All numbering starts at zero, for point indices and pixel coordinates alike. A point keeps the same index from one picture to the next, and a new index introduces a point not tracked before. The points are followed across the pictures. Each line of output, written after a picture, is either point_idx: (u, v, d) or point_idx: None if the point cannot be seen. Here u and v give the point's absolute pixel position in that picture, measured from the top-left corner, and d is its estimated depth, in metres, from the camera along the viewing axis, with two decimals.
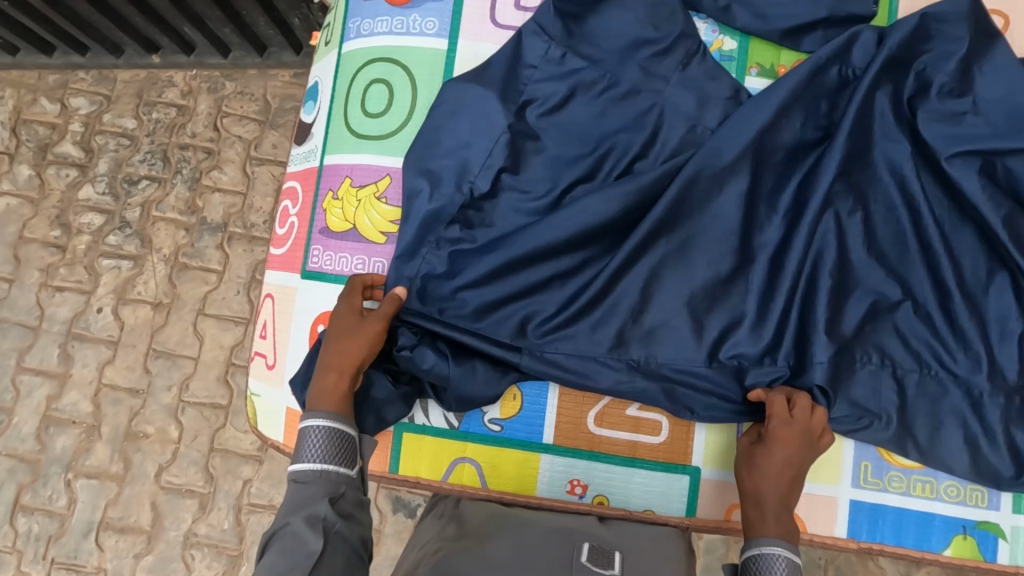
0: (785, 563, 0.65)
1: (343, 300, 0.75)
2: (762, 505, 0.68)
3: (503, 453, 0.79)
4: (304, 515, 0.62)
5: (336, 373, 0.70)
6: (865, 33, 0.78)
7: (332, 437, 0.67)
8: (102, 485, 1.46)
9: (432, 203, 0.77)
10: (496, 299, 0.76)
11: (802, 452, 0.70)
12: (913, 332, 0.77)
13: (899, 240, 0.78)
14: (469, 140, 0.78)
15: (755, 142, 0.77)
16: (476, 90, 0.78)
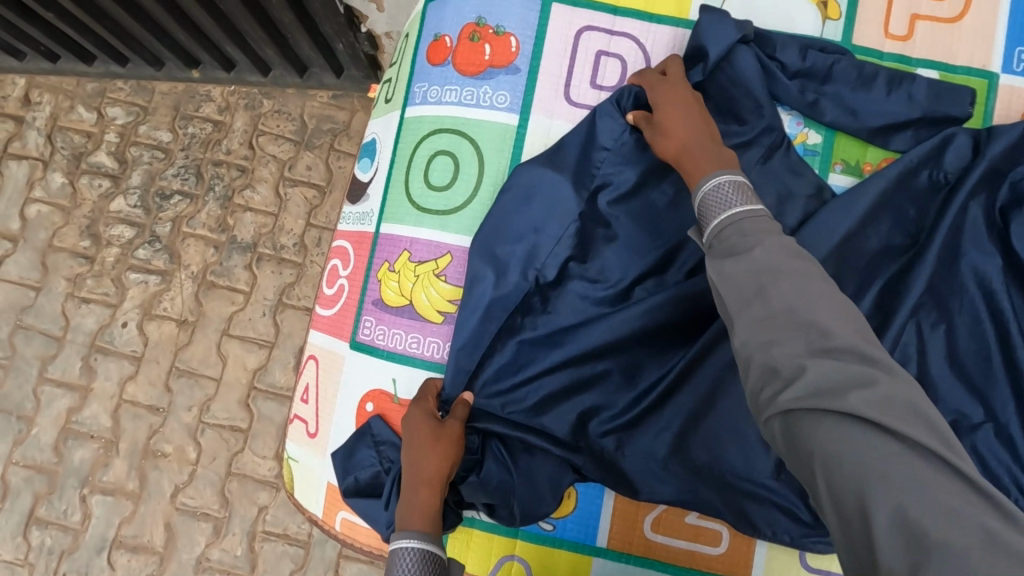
0: (732, 185, 0.59)
1: (411, 407, 0.73)
2: (691, 152, 0.66)
3: (554, 553, 0.76)
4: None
5: (419, 490, 0.69)
6: (961, 137, 0.75)
7: (424, 561, 0.64)
8: (117, 502, 1.44)
9: (495, 290, 0.74)
10: (558, 394, 0.74)
11: (688, 96, 0.71)
12: (995, 455, 0.72)
13: (985, 355, 0.73)
14: (540, 226, 0.75)
15: (836, 245, 0.74)
16: (548, 173, 0.75)
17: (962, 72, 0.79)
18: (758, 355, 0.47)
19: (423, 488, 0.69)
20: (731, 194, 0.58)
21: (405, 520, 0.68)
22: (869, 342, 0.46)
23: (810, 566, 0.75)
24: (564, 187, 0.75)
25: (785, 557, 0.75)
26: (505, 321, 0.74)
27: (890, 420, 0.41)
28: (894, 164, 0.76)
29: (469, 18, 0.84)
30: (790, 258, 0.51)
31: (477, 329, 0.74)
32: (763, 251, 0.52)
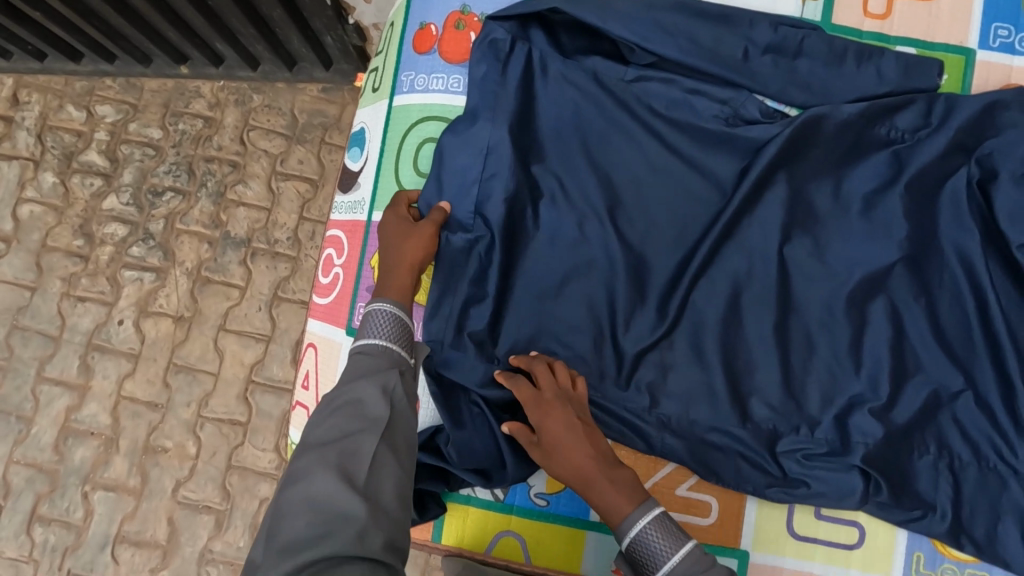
0: (654, 523, 0.65)
1: (388, 214, 0.79)
2: (595, 483, 0.66)
3: (549, 528, 0.77)
4: (371, 382, 0.65)
5: (396, 272, 0.74)
6: (918, 101, 0.75)
7: (396, 320, 0.70)
8: (119, 498, 1.45)
9: (460, 247, 0.77)
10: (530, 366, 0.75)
11: (564, 410, 0.69)
12: (972, 422, 0.75)
13: (965, 326, 0.75)
14: (493, 177, 0.77)
15: (811, 222, 0.76)
16: (487, 125, 0.78)
17: (940, 49, 0.80)
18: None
19: (399, 270, 0.74)
20: (659, 540, 0.64)
21: (383, 292, 0.73)
22: None
23: (799, 534, 0.77)
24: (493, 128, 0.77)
25: (773, 522, 0.77)
26: (476, 284, 0.76)
27: None
28: (823, 105, 0.77)
29: (454, 7, 0.87)
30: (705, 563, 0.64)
31: (462, 305, 0.76)
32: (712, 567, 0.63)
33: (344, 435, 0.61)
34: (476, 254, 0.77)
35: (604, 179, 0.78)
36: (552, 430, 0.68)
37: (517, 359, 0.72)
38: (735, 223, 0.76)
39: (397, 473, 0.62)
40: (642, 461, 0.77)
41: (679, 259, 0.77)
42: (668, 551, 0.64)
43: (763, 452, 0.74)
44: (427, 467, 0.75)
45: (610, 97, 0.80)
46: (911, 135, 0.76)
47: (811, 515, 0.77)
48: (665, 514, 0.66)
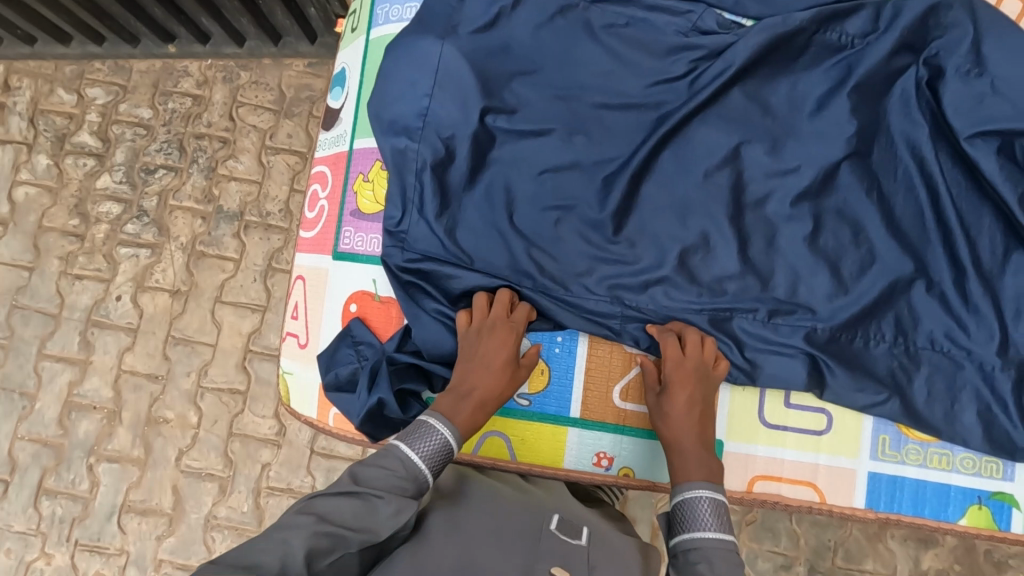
0: (710, 505, 0.68)
1: (500, 332, 0.76)
2: (683, 452, 0.73)
3: (533, 427, 0.81)
4: (394, 500, 0.64)
5: (473, 405, 0.75)
6: (866, 7, 0.80)
7: (444, 455, 0.71)
8: (124, 469, 1.49)
9: (419, 158, 0.80)
10: (507, 272, 0.80)
11: (693, 382, 0.75)
12: (928, 308, 0.79)
13: (919, 219, 0.80)
14: (462, 95, 0.80)
15: (768, 128, 0.81)
16: (435, 43, 0.81)
17: None
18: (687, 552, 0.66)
19: (470, 403, 0.74)
20: (708, 517, 0.68)
21: (449, 415, 0.73)
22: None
23: (769, 423, 0.81)
24: (454, 51, 0.80)
25: (743, 411, 0.81)
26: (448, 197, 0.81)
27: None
28: (776, 15, 0.81)
29: None
30: (732, 568, 0.64)
31: (427, 217, 0.80)
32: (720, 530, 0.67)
33: (342, 526, 0.60)
34: (426, 165, 0.80)
35: (571, 95, 0.82)
36: (676, 394, 0.75)
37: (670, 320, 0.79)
38: (695, 131, 0.81)
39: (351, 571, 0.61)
40: (618, 360, 0.81)
41: (645, 167, 0.81)
42: (709, 526, 0.67)
43: (724, 343, 0.79)
44: (405, 366, 0.81)
45: (575, 16, 0.82)
46: (861, 41, 0.80)
47: (781, 403, 0.81)
48: (723, 508, 0.69)
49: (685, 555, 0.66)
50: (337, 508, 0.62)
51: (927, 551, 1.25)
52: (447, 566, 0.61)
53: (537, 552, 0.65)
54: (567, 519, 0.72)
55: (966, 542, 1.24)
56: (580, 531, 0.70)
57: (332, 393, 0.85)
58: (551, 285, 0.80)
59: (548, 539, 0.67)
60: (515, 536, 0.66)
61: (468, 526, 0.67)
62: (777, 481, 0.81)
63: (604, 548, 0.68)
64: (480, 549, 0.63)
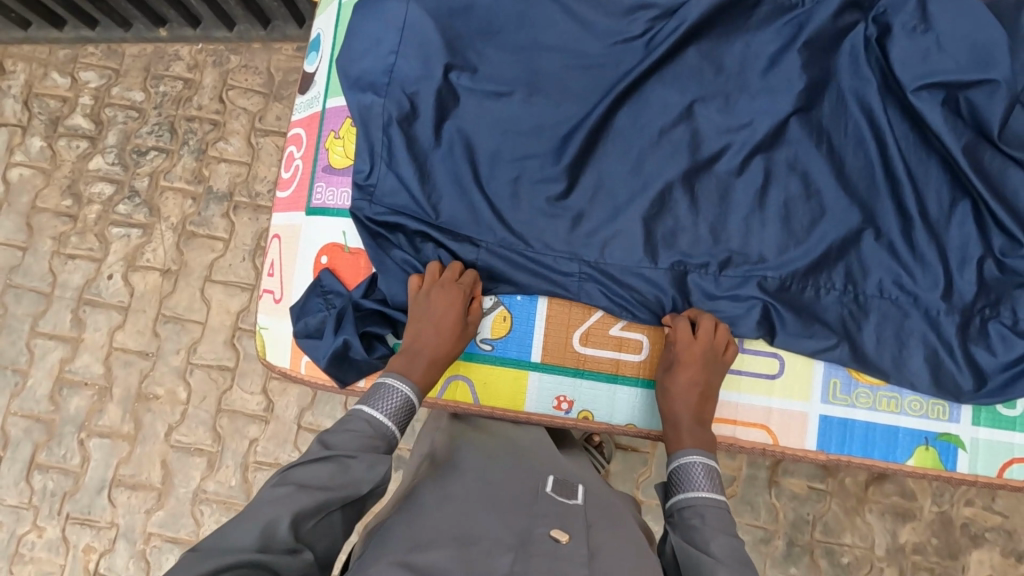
0: (704, 469, 0.70)
1: (451, 293, 0.79)
2: (678, 426, 0.75)
3: (495, 371, 0.84)
4: (367, 457, 0.68)
5: (428, 363, 0.78)
6: None
7: (406, 407, 0.74)
8: (114, 444, 1.52)
9: (384, 113, 0.83)
10: (470, 223, 0.82)
11: (697, 366, 0.77)
12: (878, 258, 0.82)
13: (868, 172, 0.83)
14: (426, 52, 0.83)
15: (723, 85, 0.83)
16: (401, 2, 0.84)
17: None
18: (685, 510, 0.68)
19: (425, 361, 0.77)
20: (702, 478, 0.70)
21: (405, 372, 0.77)
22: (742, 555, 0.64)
23: None
24: (419, 10, 0.83)
25: None
26: (412, 150, 0.83)
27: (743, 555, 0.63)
28: None
29: None
30: (725, 523, 0.66)
31: (394, 170, 0.83)
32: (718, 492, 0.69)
33: (322, 490, 0.64)
34: (392, 121, 0.83)
35: (533, 53, 0.85)
36: (681, 373, 0.78)
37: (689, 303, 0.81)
38: (653, 87, 0.84)
39: (336, 529, 0.65)
40: (577, 310, 0.84)
41: (605, 122, 0.83)
42: (702, 488, 0.69)
43: (678, 292, 0.82)
44: (371, 313, 0.85)
45: None
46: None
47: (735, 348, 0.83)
48: (715, 472, 0.71)
49: (679, 513, 0.68)
50: (315, 475, 0.65)
51: (905, 525, 1.27)
52: (446, 533, 0.61)
53: (534, 514, 0.65)
54: (562, 481, 0.73)
55: (944, 515, 1.26)
56: (576, 491, 0.72)
57: (302, 335, 0.88)
58: (512, 237, 0.82)
59: (544, 501, 0.68)
60: (512, 501, 0.67)
61: (464, 490, 0.69)
62: (731, 424, 0.83)
63: (597, 508, 0.70)
64: (477, 515, 0.64)
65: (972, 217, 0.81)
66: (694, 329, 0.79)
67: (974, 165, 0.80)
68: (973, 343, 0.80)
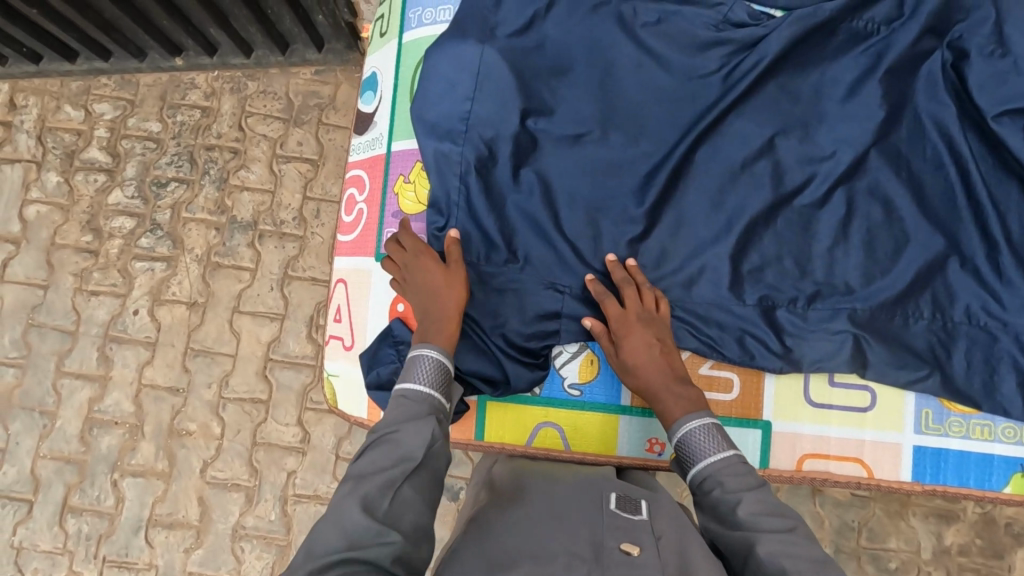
0: (702, 430, 0.69)
1: (422, 255, 0.78)
2: (657, 396, 0.74)
3: (584, 416, 0.82)
4: (411, 427, 0.66)
5: (439, 322, 0.74)
6: None
7: (439, 368, 0.71)
8: (148, 483, 1.48)
9: (461, 160, 0.81)
10: (552, 266, 0.81)
11: (646, 331, 0.75)
12: (963, 284, 0.81)
13: (949, 199, 0.82)
14: (503, 96, 0.81)
15: (799, 115, 0.83)
16: (475, 44, 0.82)
17: None
18: (703, 479, 0.68)
19: (437, 318, 0.74)
20: (707, 442, 0.69)
21: (427, 340, 0.73)
22: (777, 504, 0.65)
23: (815, 402, 0.82)
24: (493, 53, 0.81)
25: (793, 392, 0.82)
26: (488, 196, 0.81)
27: (777, 509, 0.64)
28: (806, 6, 0.82)
29: None
30: (745, 480, 0.67)
31: (471, 217, 0.81)
32: (733, 454, 0.68)
33: (381, 471, 0.63)
34: (470, 168, 0.81)
35: (608, 89, 0.83)
36: (629, 343, 0.75)
37: (613, 262, 0.79)
38: (730, 119, 0.83)
39: (419, 504, 0.63)
40: None
41: (685, 160, 0.82)
42: (711, 452, 0.69)
43: (767, 330, 0.80)
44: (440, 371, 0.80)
45: (608, 12, 0.84)
46: (886, 27, 0.82)
47: (824, 383, 0.82)
48: (715, 427, 0.71)
49: (699, 487, 0.68)
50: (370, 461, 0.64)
51: (949, 527, 1.27)
52: (520, 553, 0.60)
53: (603, 526, 0.63)
54: (625, 496, 0.70)
55: (986, 515, 1.26)
56: (639, 505, 0.68)
57: (372, 389, 0.86)
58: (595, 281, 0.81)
59: (611, 516, 0.65)
60: (576, 515, 0.65)
61: (524, 515, 0.66)
62: (825, 459, 0.82)
63: (666, 517, 0.66)
64: (544, 534, 0.62)
65: None
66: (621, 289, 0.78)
67: None
68: None
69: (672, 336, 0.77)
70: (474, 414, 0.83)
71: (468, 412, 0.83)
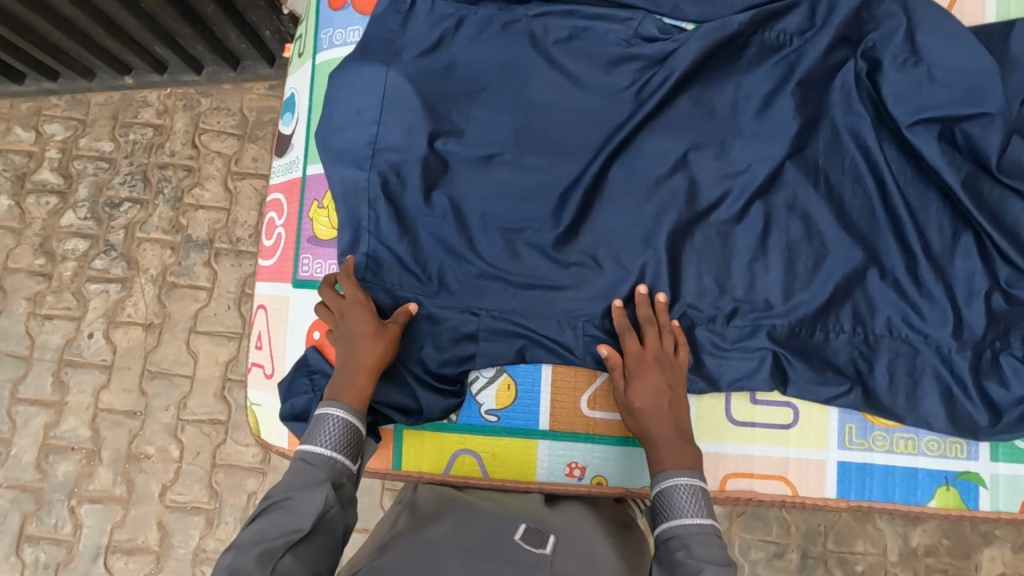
0: (687, 491, 0.67)
1: (353, 307, 0.76)
2: (653, 442, 0.71)
3: (502, 442, 0.81)
4: (302, 495, 0.66)
5: (352, 377, 0.72)
6: (802, 5, 0.81)
7: (345, 430, 0.70)
8: (107, 509, 1.42)
9: (370, 187, 0.79)
10: (464, 291, 0.79)
11: (659, 376, 0.74)
12: (883, 296, 0.80)
13: (867, 210, 0.81)
14: (411, 121, 0.79)
15: (714, 129, 0.81)
16: (380, 68, 0.80)
17: None
18: (670, 537, 0.66)
19: (357, 374, 0.72)
20: (686, 502, 0.67)
21: (337, 393, 0.72)
22: None
23: (737, 421, 0.81)
24: (397, 76, 0.80)
25: (714, 412, 0.81)
26: (397, 224, 0.79)
27: None
28: (716, 20, 0.81)
29: None
30: (712, 551, 0.64)
31: (385, 244, 0.79)
32: (707, 521, 0.66)
33: (265, 540, 0.63)
34: (380, 194, 0.79)
35: (518, 108, 0.82)
36: (641, 382, 0.73)
37: (643, 299, 0.77)
38: (641, 134, 0.81)
39: (303, 572, 0.62)
40: (582, 373, 0.80)
41: (598, 179, 0.80)
42: (687, 513, 0.67)
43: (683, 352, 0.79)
44: None
45: (520, 30, 0.82)
46: (799, 38, 0.81)
47: (746, 401, 0.81)
48: (702, 491, 0.68)
49: (665, 543, 0.66)
50: (258, 529, 0.64)
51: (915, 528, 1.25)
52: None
53: (504, 563, 0.63)
54: (534, 530, 0.71)
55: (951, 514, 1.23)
56: (546, 540, 0.69)
57: (290, 419, 0.82)
58: (508, 307, 0.79)
59: (512, 548, 0.66)
60: (481, 548, 0.66)
61: (435, 546, 0.66)
62: (748, 478, 0.81)
63: (573, 556, 0.67)
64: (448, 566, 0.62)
65: (975, 249, 0.80)
66: (645, 329, 0.76)
67: (976, 198, 0.78)
68: (988, 379, 0.78)
69: (684, 385, 0.75)
70: (392, 442, 0.82)
71: (385, 439, 0.81)
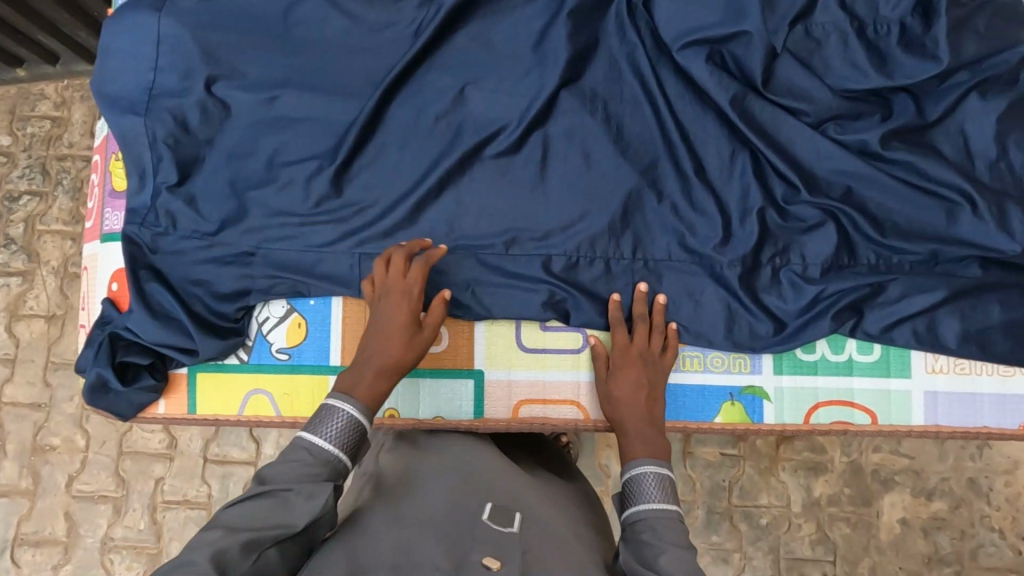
0: (655, 478, 0.66)
1: (394, 290, 0.72)
2: (626, 430, 0.73)
3: (294, 380, 0.82)
4: (305, 488, 0.60)
5: (389, 372, 0.71)
6: None
7: (349, 430, 0.66)
8: (12, 502, 1.27)
9: (148, 132, 0.80)
10: (249, 233, 0.81)
11: (639, 372, 0.76)
12: (662, 219, 0.82)
13: (645, 135, 0.83)
14: (188, 65, 0.80)
15: (492, 64, 0.83)
16: (152, 14, 0.81)
17: None
18: (633, 519, 0.64)
19: (371, 368, 0.70)
20: (653, 487, 0.66)
21: (347, 388, 0.69)
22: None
23: (527, 347, 0.82)
24: (171, 22, 0.80)
25: (504, 339, 0.82)
26: (175, 167, 0.80)
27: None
28: None
29: None
30: (676, 534, 0.62)
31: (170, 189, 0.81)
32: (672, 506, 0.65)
33: (251, 527, 0.57)
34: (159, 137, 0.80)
35: (297, 51, 0.82)
36: (622, 375, 0.76)
37: (642, 296, 0.79)
38: (418, 70, 0.82)
39: (281, 569, 0.57)
40: None
41: (376, 116, 0.81)
42: (653, 497, 0.65)
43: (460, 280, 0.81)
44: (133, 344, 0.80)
45: None
46: None
47: (537, 328, 0.82)
48: (667, 478, 0.67)
49: (631, 526, 0.64)
50: (247, 512, 0.58)
51: (819, 479, 1.18)
52: (382, 559, 0.56)
53: (472, 538, 0.59)
54: (500, 505, 0.65)
55: (853, 465, 1.17)
56: (512, 517, 0.64)
57: (75, 370, 0.81)
58: (290, 246, 0.81)
59: (481, 525, 0.61)
60: (450, 525, 0.61)
61: (403, 518, 0.62)
62: (541, 404, 0.82)
63: (538, 532, 0.63)
64: (418, 539, 0.58)
65: (751, 166, 0.82)
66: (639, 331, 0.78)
67: (744, 115, 0.80)
68: (764, 293, 0.81)
69: (663, 385, 0.77)
70: (186, 386, 0.83)
71: (179, 383, 0.83)
